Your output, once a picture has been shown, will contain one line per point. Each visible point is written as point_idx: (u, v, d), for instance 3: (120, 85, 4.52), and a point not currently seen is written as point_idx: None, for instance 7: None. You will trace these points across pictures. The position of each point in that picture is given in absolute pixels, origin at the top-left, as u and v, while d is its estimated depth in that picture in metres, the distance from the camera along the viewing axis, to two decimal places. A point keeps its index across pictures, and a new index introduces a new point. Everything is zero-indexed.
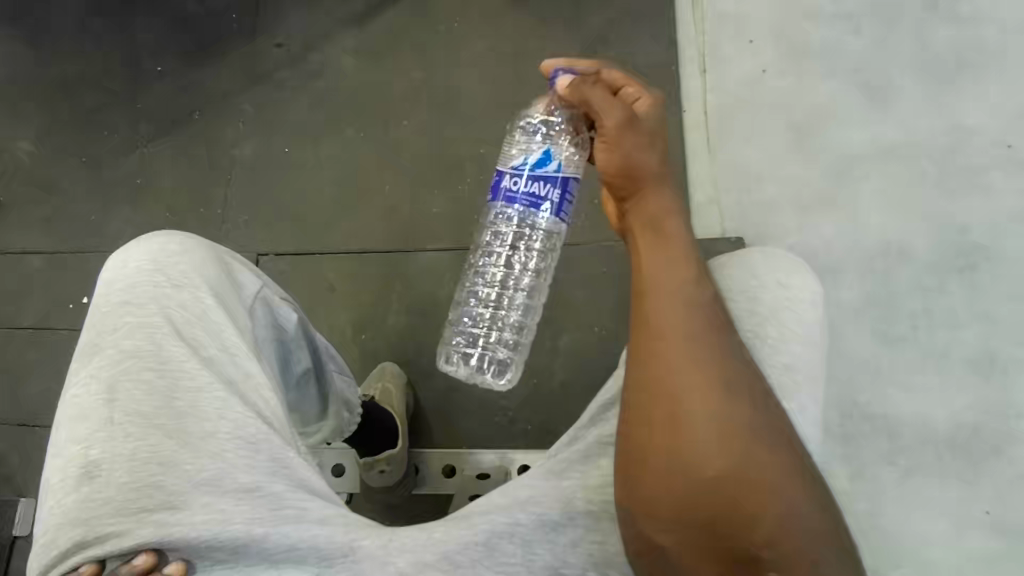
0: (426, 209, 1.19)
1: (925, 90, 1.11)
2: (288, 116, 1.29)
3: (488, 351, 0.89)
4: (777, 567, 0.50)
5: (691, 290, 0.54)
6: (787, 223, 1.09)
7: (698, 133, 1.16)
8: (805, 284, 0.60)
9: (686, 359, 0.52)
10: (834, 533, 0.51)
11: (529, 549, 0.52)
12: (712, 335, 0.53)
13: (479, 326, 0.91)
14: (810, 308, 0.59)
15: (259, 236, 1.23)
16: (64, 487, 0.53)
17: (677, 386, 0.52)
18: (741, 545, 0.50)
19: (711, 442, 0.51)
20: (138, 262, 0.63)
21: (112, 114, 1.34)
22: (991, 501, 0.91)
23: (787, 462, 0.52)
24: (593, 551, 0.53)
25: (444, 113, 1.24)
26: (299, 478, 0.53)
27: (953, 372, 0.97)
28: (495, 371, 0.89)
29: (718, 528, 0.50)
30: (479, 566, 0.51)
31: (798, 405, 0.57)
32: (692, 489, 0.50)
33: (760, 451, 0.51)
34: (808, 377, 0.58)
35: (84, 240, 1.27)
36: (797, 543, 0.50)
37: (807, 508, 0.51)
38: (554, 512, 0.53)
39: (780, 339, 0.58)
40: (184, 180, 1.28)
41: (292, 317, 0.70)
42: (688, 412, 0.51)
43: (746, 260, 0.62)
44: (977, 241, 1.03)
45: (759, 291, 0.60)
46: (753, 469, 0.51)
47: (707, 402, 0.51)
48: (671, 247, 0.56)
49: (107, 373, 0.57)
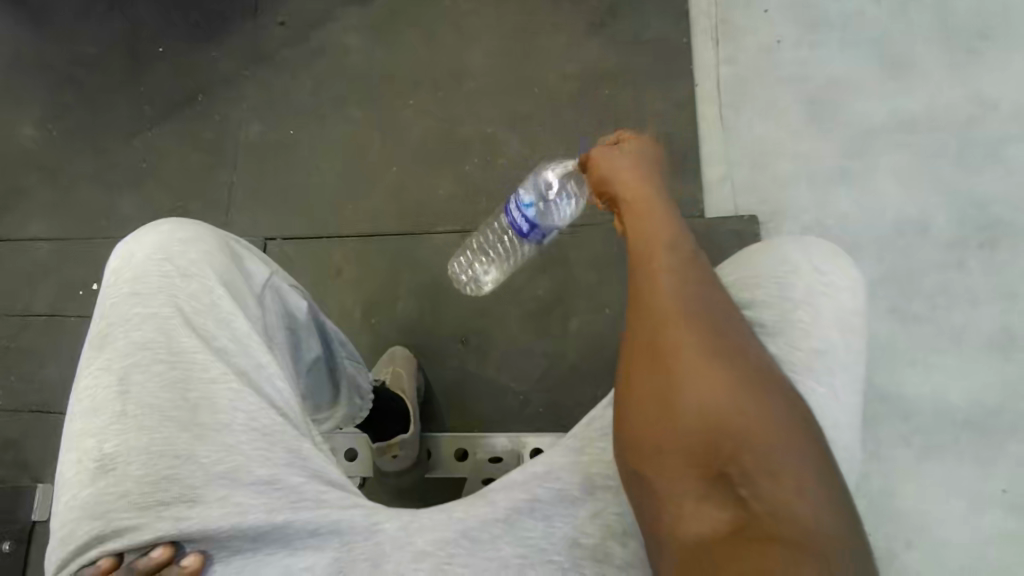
0: (432, 191, 1.17)
1: (944, 63, 1.08)
2: (293, 96, 1.27)
3: (477, 277, 1.12)
4: (763, 510, 0.42)
5: (670, 250, 0.51)
6: (803, 200, 1.07)
7: (711, 107, 1.13)
8: (842, 274, 0.56)
9: (667, 310, 0.48)
10: (825, 463, 0.44)
11: (550, 524, 0.51)
12: (691, 276, 0.50)
13: (483, 254, 1.13)
14: (848, 297, 0.55)
15: (265, 219, 1.21)
16: (79, 481, 0.52)
17: (656, 331, 0.48)
18: (723, 490, 0.44)
19: (689, 375, 0.46)
20: (146, 252, 0.62)
21: (116, 97, 1.33)
22: (1008, 481, 0.90)
23: (774, 408, 0.46)
24: (611, 522, 0.51)
25: (449, 90, 1.22)
26: (313, 468, 0.52)
27: (970, 350, 0.96)
28: (476, 292, 1.11)
29: (700, 462, 0.45)
30: (500, 541, 0.50)
31: (829, 390, 0.52)
32: (674, 438, 0.46)
33: (741, 381, 0.46)
34: (842, 362, 0.53)
35: (91, 225, 1.26)
36: (783, 467, 0.43)
37: (796, 451, 0.44)
38: (573, 487, 0.51)
39: (814, 323, 0.54)
40: (189, 165, 1.27)
41: (301, 306, 0.69)
42: (666, 347, 0.47)
43: (780, 243, 0.58)
44: (997, 216, 1.00)
45: (791, 276, 0.55)
46: (734, 399, 0.45)
47: (686, 351, 0.47)
48: (650, 207, 0.54)
49: (118, 365, 0.56)
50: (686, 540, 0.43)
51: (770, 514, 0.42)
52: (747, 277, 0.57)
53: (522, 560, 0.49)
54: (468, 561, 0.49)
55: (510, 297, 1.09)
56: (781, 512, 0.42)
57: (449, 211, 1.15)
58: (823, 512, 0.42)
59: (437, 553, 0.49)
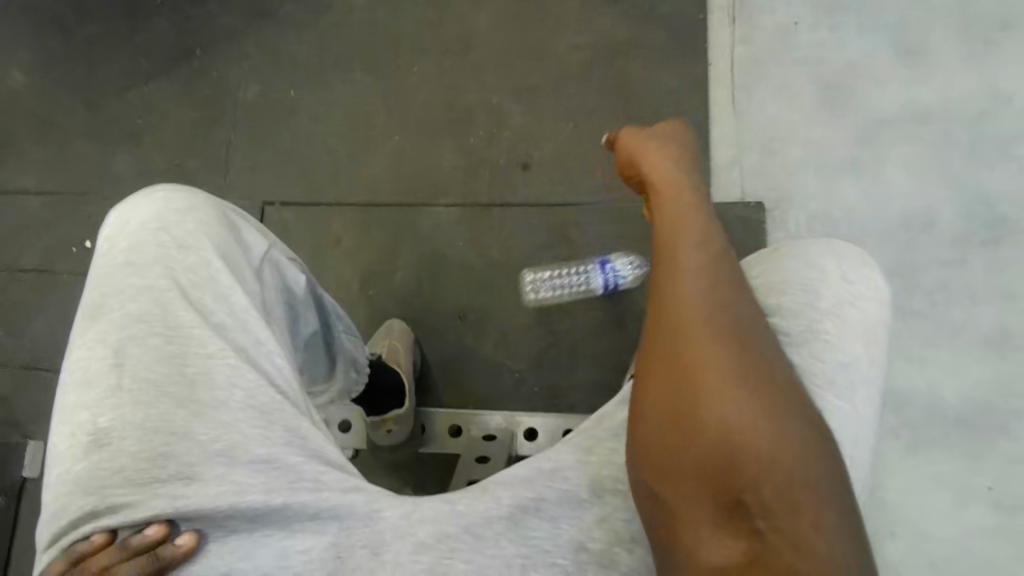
0: (435, 162, 1.14)
1: (963, 53, 1.06)
2: (294, 55, 1.23)
3: (544, 287, 1.07)
4: (779, 543, 0.42)
5: (702, 259, 0.50)
6: (811, 189, 1.05)
7: (723, 87, 1.11)
8: (868, 283, 0.55)
9: (696, 321, 0.47)
10: (843, 488, 0.44)
11: (555, 524, 0.50)
12: (719, 283, 0.49)
13: (560, 270, 1.07)
14: (874, 307, 0.54)
15: (263, 183, 1.19)
16: (73, 455, 0.51)
17: (683, 341, 0.47)
18: (740, 516, 0.43)
19: (714, 391, 0.45)
20: (141, 220, 0.60)
21: (111, 48, 1.28)
22: (995, 478, 0.91)
23: (797, 433, 0.45)
24: (619, 527, 0.50)
25: (454, 56, 1.18)
26: (311, 449, 0.52)
27: (968, 348, 0.96)
28: (535, 302, 1.07)
29: (717, 483, 0.44)
30: (502, 538, 0.50)
31: (849, 405, 0.51)
32: (694, 454, 0.45)
33: (765, 403, 0.45)
34: (864, 375, 0.52)
35: (85, 182, 1.23)
36: (802, 497, 0.43)
37: (816, 480, 0.43)
38: (582, 489, 0.50)
39: (839, 337, 0.52)
40: (186, 124, 1.23)
41: (300, 280, 0.67)
42: (692, 360, 0.46)
43: (805, 247, 0.57)
44: (1005, 214, 0.99)
45: (819, 284, 0.54)
46: (757, 422, 0.45)
47: (712, 367, 0.46)
48: (684, 208, 0.53)
49: (112, 337, 0.55)
50: (699, 563, 0.43)
51: (786, 547, 0.42)
52: (772, 282, 0.55)
53: (524, 560, 0.49)
54: (471, 556, 0.49)
55: (511, 275, 1.08)
56: (798, 543, 0.41)
57: (452, 184, 1.13)
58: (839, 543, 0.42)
59: (439, 546, 0.49)
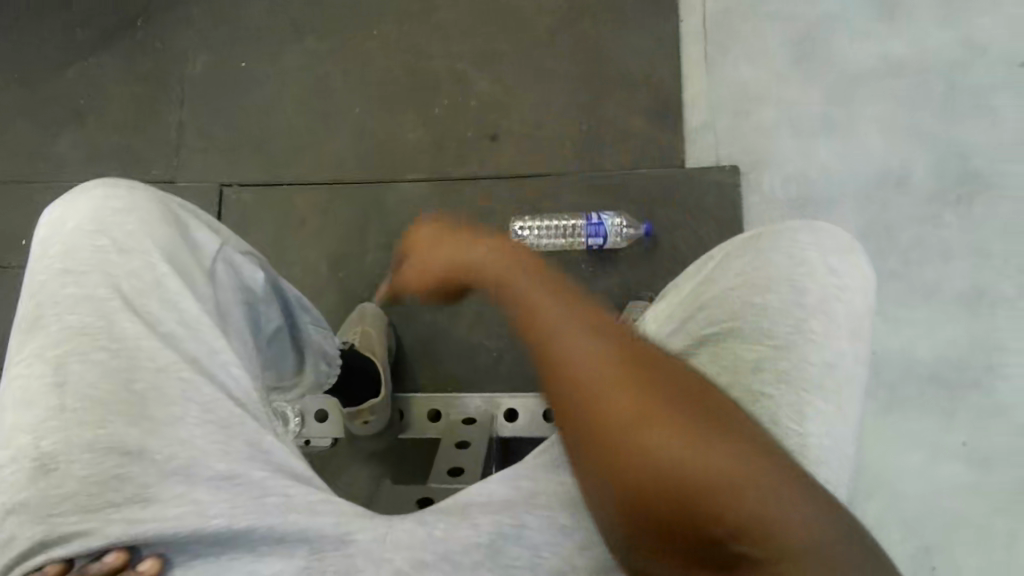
0: (399, 134, 1.09)
1: (936, 4, 1.03)
2: (243, 24, 1.16)
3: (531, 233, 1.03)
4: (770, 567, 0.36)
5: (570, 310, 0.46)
6: (787, 150, 1.02)
7: (696, 46, 1.07)
8: (855, 273, 0.53)
9: (586, 370, 0.43)
10: (809, 483, 0.39)
11: (535, 551, 0.48)
12: (598, 325, 0.45)
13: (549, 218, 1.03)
14: (861, 299, 0.52)
15: (218, 164, 1.13)
16: (14, 483, 0.48)
17: (583, 393, 0.42)
18: (721, 550, 0.37)
19: (636, 429, 0.40)
20: (78, 223, 0.56)
21: (44, 22, 1.19)
22: (968, 434, 0.92)
23: (736, 443, 0.40)
24: (601, 554, 0.48)
25: (413, 21, 1.12)
26: (276, 462, 0.50)
27: (942, 305, 0.96)
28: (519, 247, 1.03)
29: (685, 525, 0.38)
30: (482, 568, 0.47)
31: (838, 407, 0.48)
32: (646, 502, 0.39)
33: (692, 421, 0.40)
34: (852, 372, 0.50)
35: (25, 168, 1.15)
36: (773, 508, 0.37)
37: (776, 484, 0.38)
38: (564, 517, 0.49)
39: (826, 336, 0.51)
40: (130, 103, 1.15)
41: (258, 279, 0.64)
42: (603, 406, 0.41)
43: (788, 240, 0.55)
44: (978, 169, 0.98)
45: (806, 279, 0.53)
46: (693, 442, 0.39)
47: (624, 407, 0.41)
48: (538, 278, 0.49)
49: (52, 353, 0.51)
50: None
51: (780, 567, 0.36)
52: (759, 281, 0.54)
53: None
54: None
55: None
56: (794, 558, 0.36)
57: (419, 158, 1.08)
58: (832, 541, 0.37)
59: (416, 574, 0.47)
